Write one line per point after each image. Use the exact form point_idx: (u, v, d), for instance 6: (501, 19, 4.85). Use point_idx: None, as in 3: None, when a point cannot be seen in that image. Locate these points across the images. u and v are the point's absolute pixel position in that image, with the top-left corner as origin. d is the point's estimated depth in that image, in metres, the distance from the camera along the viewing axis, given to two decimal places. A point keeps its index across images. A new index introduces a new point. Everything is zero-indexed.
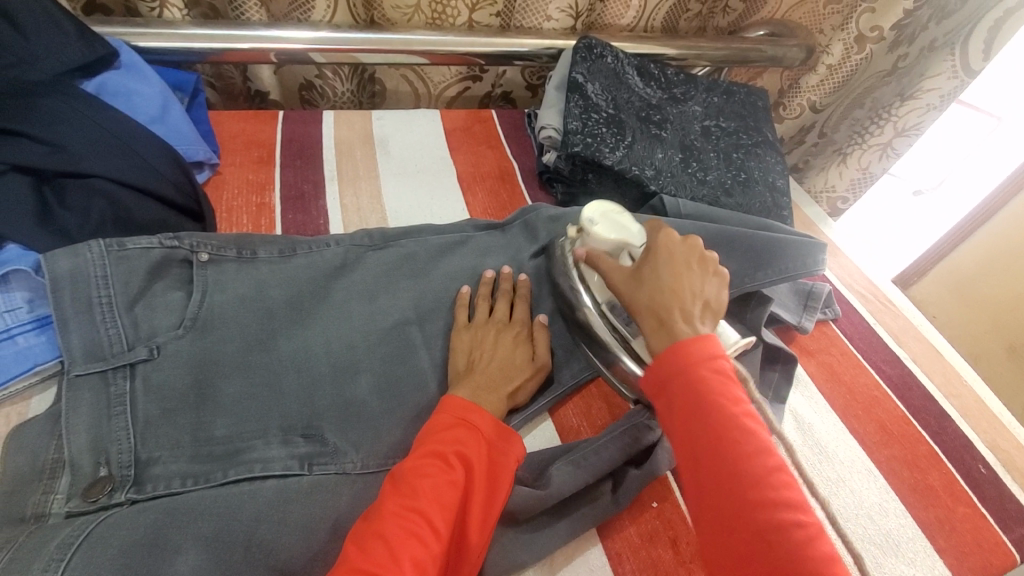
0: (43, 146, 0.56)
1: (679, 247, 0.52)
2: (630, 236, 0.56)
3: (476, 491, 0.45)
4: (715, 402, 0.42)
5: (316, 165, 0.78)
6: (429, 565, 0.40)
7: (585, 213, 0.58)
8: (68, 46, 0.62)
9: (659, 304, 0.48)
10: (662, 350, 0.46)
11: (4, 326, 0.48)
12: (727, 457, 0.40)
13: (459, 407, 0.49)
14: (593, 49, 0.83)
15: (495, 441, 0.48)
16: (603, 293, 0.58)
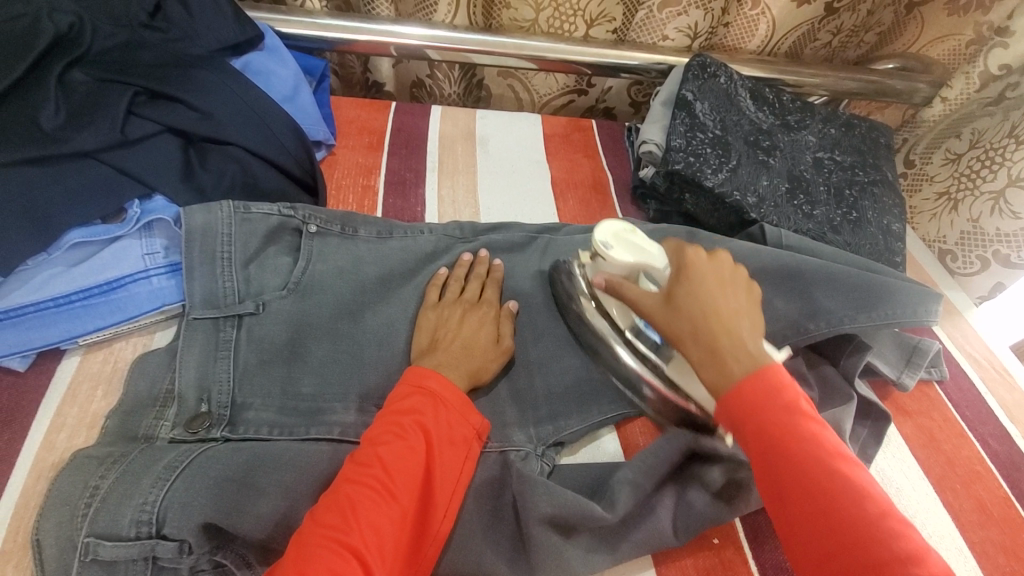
0: (195, 113, 0.62)
1: (709, 262, 0.50)
2: (649, 256, 0.54)
3: (439, 457, 0.45)
4: (777, 409, 0.41)
5: (419, 156, 0.81)
6: (388, 528, 0.40)
7: (597, 239, 0.56)
8: (225, 26, 0.70)
9: (703, 327, 0.46)
10: (720, 392, 0.44)
11: (143, 266, 0.54)
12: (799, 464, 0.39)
13: (418, 375, 0.48)
14: (707, 68, 0.82)
15: (457, 410, 0.48)
16: (626, 319, 0.57)
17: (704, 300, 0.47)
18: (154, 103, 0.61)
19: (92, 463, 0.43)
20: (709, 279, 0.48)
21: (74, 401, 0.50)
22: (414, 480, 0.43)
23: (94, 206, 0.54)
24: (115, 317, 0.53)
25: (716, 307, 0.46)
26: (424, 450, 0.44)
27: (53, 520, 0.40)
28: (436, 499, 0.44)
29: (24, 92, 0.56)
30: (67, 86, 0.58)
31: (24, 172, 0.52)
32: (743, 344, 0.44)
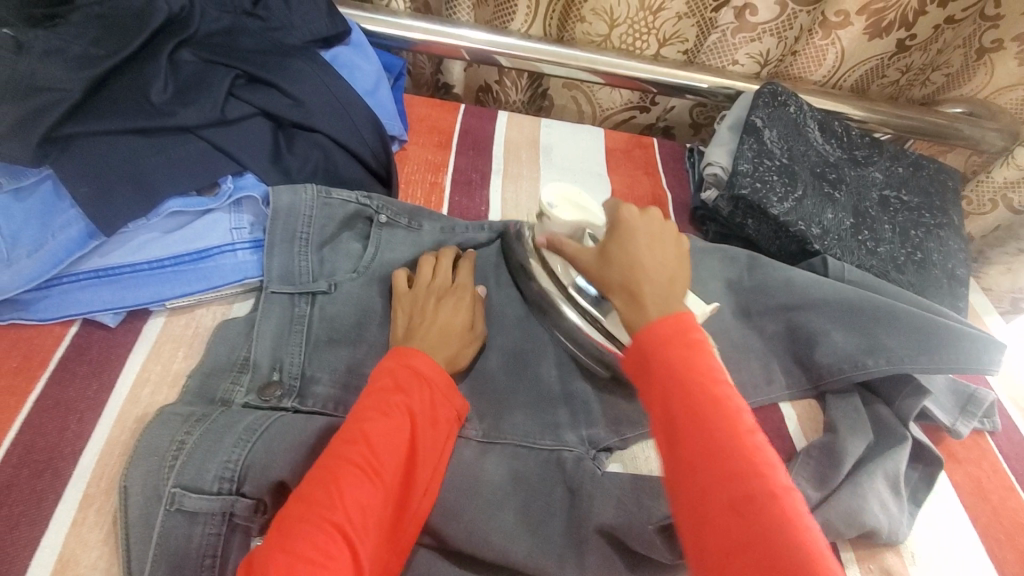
0: (288, 99, 0.65)
1: (643, 219, 0.51)
2: (589, 214, 0.59)
3: (423, 433, 0.45)
4: (700, 383, 0.39)
5: (485, 158, 0.84)
6: (373, 507, 0.40)
7: (544, 200, 0.60)
8: (318, 18, 0.73)
9: (631, 276, 0.47)
10: (637, 329, 0.44)
11: (231, 240, 0.58)
12: (703, 434, 0.37)
13: (407, 354, 0.48)
14: (778, 96, 0.82)
15: (440, 390, 0.48)
16: (569, 275, 0.60)
17: (631, 256, 0.48)
18: (252, 87, 0.64)
19: (177, 420, 0.46)
20: (640, 236, 0.50)
21: (157, 358, 0.53)
22: (399, 456, 0.43)
23: (191, 178, 0.57)
24: (200, 285, 0.56)
25: (648, 256, 0.48)
26: (408, 428, 0.44)
27: (142, 468, 0.43)
28: (417, 476, 0.44)
29: (137, 67, 0.60)
30: (175, 64, 0.62)
31: (131, 143, 0.56)
32: (664, 291, 0.46)
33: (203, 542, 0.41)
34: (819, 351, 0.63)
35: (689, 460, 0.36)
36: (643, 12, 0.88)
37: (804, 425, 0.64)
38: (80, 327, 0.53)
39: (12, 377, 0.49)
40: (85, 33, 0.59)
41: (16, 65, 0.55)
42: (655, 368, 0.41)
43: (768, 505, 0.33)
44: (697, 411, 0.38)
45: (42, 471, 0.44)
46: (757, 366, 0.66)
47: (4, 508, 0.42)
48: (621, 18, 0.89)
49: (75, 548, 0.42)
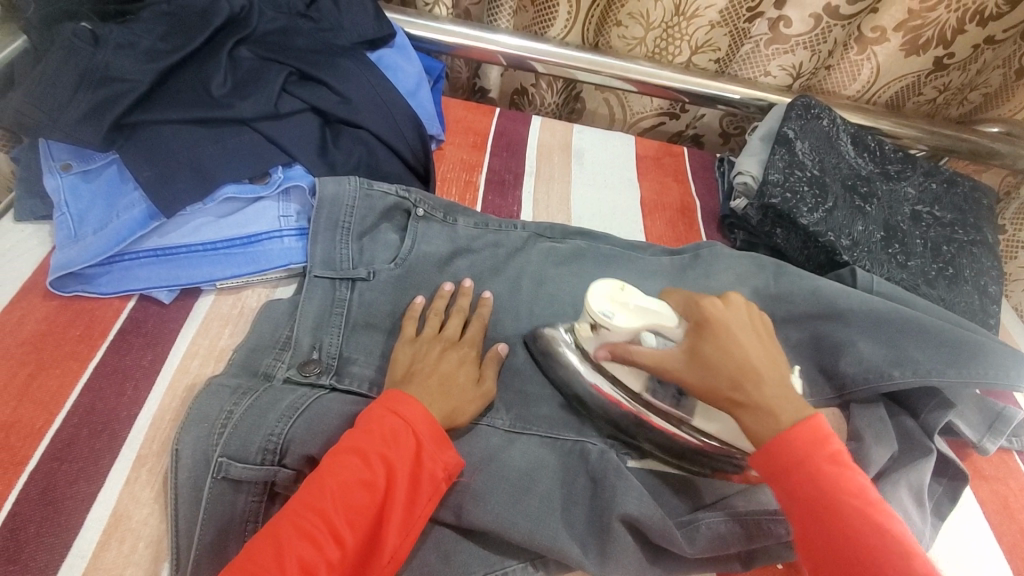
0: (337, 96, 0.69)
1: (727, 311, 0.51)
2: (658, 316, 0.52)
3: (398, 491, 0.43)
4: (846, 490, 0.43)
5: (519, 160, 0.86)
6: (319, 568, 0.39)
7: (596, 309, 0.53)
8: (366, 21, 0.76)
9: (743, 380, 0.48)
10: (764, 438, 0.46)
11: (279, 227, 0.61)
12: (840, 533, 0.42)
13: (395, 399, 0.47)
14: (811, 109, 0.83)
15: (425, 443, 0.45)
16: (636, 381, 0.55)
17: (739, 356, 0.48)
18: (304, 83, 0.68)
19: (224, 391, 0.49)
20: (734, 330, 0.50)
21: (205, 334, 0.56)
22: (362, 516, 0.42)
23: (245, 166, 0.60)
24: (248, 268, 0.60)
25: (745, 354, 0.49)
26: (379, 486, 0.43)
27: (192, 433, 0.46)
28: (384, 539, 0.42)
29: (199, 62, 0.64)
30: (234, 60, 0.66)
31: (191, 132, 0.59)
32: (773, 387, 0.48)
33: (245, 508, 0.45)
34: (844, 360, 0.64)
35: (830, 547, 0.42)
36: (676, 17, 0.89)
37: None
38: (136, 302, 0.57)
39: (75, 344, 0.52)
40: (154, 28, 0.64)
41: (92, 56, 0.59)
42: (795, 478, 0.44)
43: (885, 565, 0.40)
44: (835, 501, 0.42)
45: (100, 431, 0.48)
46: None
47: (66, 463, 0.45)
48: (656, 22, 0.90)
49: (128, 504, 0.44)
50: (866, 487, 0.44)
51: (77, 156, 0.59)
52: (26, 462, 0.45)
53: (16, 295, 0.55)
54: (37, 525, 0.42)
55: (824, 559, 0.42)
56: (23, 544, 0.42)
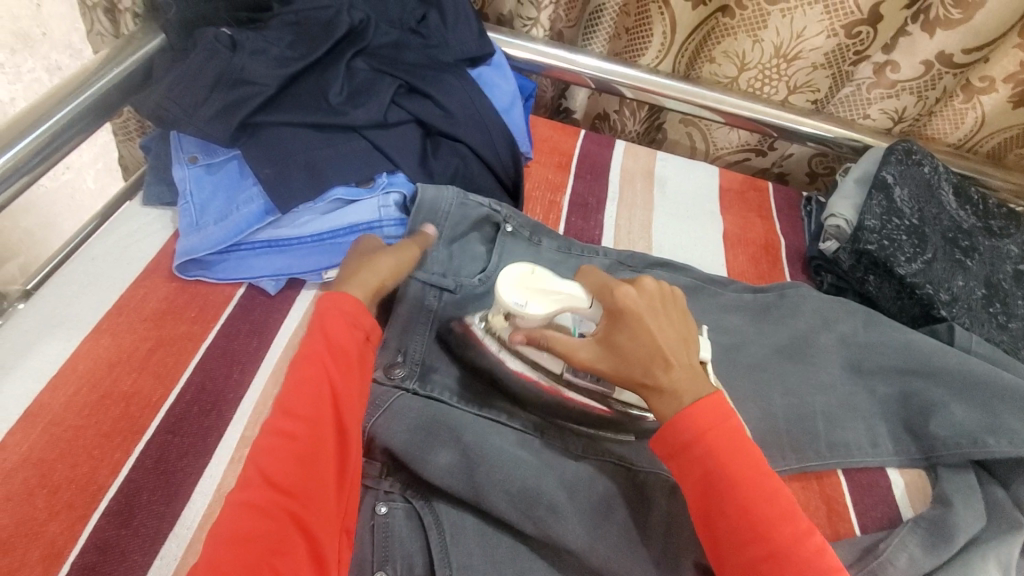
0: (439, 109, 0.71)
1: (644, 294, 0.53)
2: (572, 300, 0.53)
3: (336, 368, 0.48)
4: (726, 460, 0.46)
5: (602, 184, 0.87)
6: (303, 455, 0.43)
7: (510, 302, 0.52)
8: (471, 38, 0.79)
9: (649, 364, 0.50)
10: (666, 417, 0.49)
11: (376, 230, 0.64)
12: (747, 512, 0.45)
13: (319, 306, 0.51)
14: (912, 154, 0.80)
15: (351, 325, 0.51)
16: (557, 363, 0.56)
17: (651, 343, 0.50)
18: (410, 96, 0.71)
19: None
20: (644, 315, 0.52)
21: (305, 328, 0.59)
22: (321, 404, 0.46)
23: (353, 171, 0.63)
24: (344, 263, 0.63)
25: (658, 336, 0.51)
26: (320, 376, 0.47)
27: None
28: (346, 413, 0.46)
29: (318, 71, 0.68)
30: (350, 70, 0.70)
31: (308, 135, 0.63)
32: (691, 375, 0.50)
33: None
34: (935, 422, 0.61)
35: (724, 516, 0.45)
36: (776, 59, 0.88)
37: (912, 495, 0.60)
38: (246, 291, 0.61)
39: (190, 325, 0.56)
40: (282, 37, 0.68)
41: (229, 59, 0.64)
42: (686, 453, 0.47)
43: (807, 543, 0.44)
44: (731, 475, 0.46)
45: (210, 410, 0.51)
46: (863, 428, 0.63)
47: (178, 437, 0.49)
48: (752, 63, 0.90)
49: (231, 483, 0.47)
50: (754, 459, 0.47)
51: (204, 150, 0.64)
52: (143, 433, 0.49)
53: (140, 275, 0.59)
54: (150, 493, 0.46)
55: (749, 539, 0.44)
56: (136, 509, 0.45)
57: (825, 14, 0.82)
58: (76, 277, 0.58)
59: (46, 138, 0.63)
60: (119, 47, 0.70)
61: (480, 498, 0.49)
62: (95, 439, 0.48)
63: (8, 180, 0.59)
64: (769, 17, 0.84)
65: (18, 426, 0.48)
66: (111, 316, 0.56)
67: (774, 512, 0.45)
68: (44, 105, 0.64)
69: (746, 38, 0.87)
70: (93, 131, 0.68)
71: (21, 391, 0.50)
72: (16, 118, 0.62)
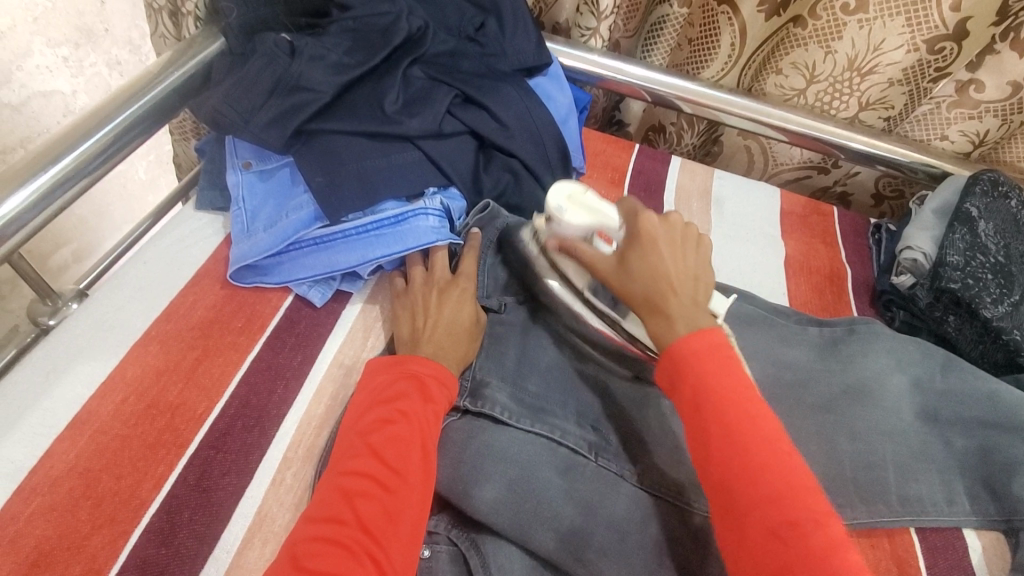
0: (495, 121, 0.69)
1: (660, 225, 0.56)
2: (602, 218, 0.57)
3: (423, 428, 0.47)
4: (717, 388, 0.46)
5: (657, 202, 0.83)
6: (377, 511, 0.42)
7: (551, 202, 0.57)
8: (528, 48, 0.76)
9: (653, 283, 0.52)
10: (665, 342, 0.50)
11: (424, 206, 0.62)
12: (735, 435, 0.44)
13: (406, 361, 0.52)
14: (998, 185, 0.74)
15: (435, 386, 0.50)
16: (581, 279, 0.60)
17: (656, 266, 0.53)
18: (466, 106, 0.69)
19: None
20: (660, 243, 0.55)
21: (351, 344, 0.58)
22: (405, 459, 0.45)
23: (405, 184, 0.62)
24: (398, 246, 0.60)
25: (669, 264, 0.53)
26: (407, 432, 0.46)
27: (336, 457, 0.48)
28: (423, 478, 0.45)
29: (375, 79, 0.67)
30: (407, 78, 0.68)
31: (362, 144, 0.62)
32: (688, 297, 0.52)
33: None
34: (1020, 483, 0.55)
35: (715, 441, 0.44)
36: (849, 72, 0.83)
37: (989, 559, 0.55)
38: (292, 301, 0.60)
39: (236, 336, 0.56)
40: (340, 43, 0.67)
41: (287, 65, 0.63)
42: (687, 381, 0.47)
43: (796, 487, 0.41)
44: (722, 401, 0.45)
45: (252, 426, 0.50)
46: (938, 483, 0.58)
47: (220, 453, 0.48)
48: (822, 74, 0.85)
49: (271, 507, 0.46)
50: (751, 393, 0.46)
51: (257, 156, 0.64)
52: (186, 447, 0.48)
53: (190, 281, 0.59)
54: (191, 512, 0.45)
55: (730, 467, 0.43)
56: (177, 529, 0.44)
57: (908, 26, 0.76)
58: (128, 281, 0.58)
59: (107, 139, 0.63)
60: (181, 49, 0.71)
61: (527, 537, 0.46)
62: (140, 451, 0.47)
63: (70, 180, 0.60)
64: (845, 26, 0.79)
65: (67, 434, 0.47)
66: (160, 323, 0.55)
67: (771, 446, 0.43)
68: (108, 108, 0.64)
69: (818, 49, 0.82)
70: (151, 133, 0.68)
71: (71, 397, 0.49)
72: (80, 119, 0.63)
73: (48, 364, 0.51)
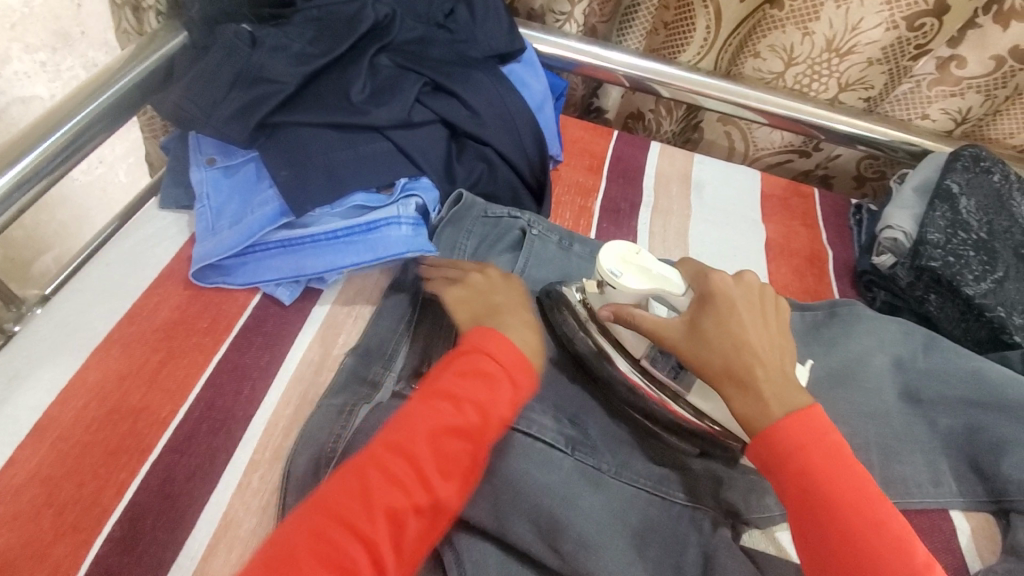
0: (466, 110, 0.67)
1: (735, 287, 0.53)
2: (662, 283, 0.52)
3: (486, 421, 0.47)
4: (825, 481, 0.43)
5: (636, 188, 0.82)
6: (414, 490, 0.43)
7: (605, 268, 0.52)
8: (500, 32, 0.74)
9: (736, 361, 0.49)
10: (754, 423, 0.46)
11: (397, 214, 0.59)
12: (853, 538, 0.42)
13: (483, 340, 0.50)
14: (980, 161, 0.74)
15: (509, 375, 0.49)
16: (640, 345, 0.55)
17: (737, 334, 0.50)
18: (436, 94, 0.67)
19: (335, 409, 0.50)
20: (736, 305, 0.51)
21: (321, 342, 0.56)
22: (458, 448, 0.45)
23: (374, 176, 0.60)
24: (368, 256, 0.58)
25: (751, 333, 0.50)
26: (472, 422, 0.46)
27: (306, 456, 0.47)
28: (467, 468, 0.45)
29: (341, 68, 0.65)
30: (374, 67, 0.66)
31: (328, 136, 0.60)
32: (776, 376, 0.48)
33: None
34: (1008, 462, 0.54)
35: (827, 543, 0.42)
36: (827, 54, 0.82)
37: (979, 542, 0.54)
38: (260, 299, 0.58)
39: (202, 336, 0.54)
40: (304, 33, 0.65)
41: (249, 56, 0.61)
42: (788, 467, 0.44)
43: None
44: (832, 503, 0.43)
45: (218, 428, 0.49)
46: (923, 464, 0.57)
47: (184, 457, 0.47)
48: (801, 57, 0.83)
49: (238, 511, 0.45)
50: (861, 482, 0.44)
51: (222, 152, 0.62)
52: (149, 452, 0.47)
53: (154, 282, 0.57)
54: (154, 519, 0.44)
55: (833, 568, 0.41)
56: (140, 536, 0.43)
57: (885, 5, 0.75)
58: (90, 283, 0.56)
59: (66, 139, 0.61)
60: (142, 45, 0.69)
61: (504, 531, 0.45)
62: (101, 457, 0.46)
63: (29, 182, 0.58)
64: (822, 7, 0.77)
65: (27, 441, 0.46)
66: (122, 326, 0.54)
67: (887, 545, 0.41)
68: (66, 106, 0.62)
69: (795, 31, 0.81)
70: (113, 132, 0.66)
71: (31, 404, 0.48)
72: (38, 119, 0.61)
73: (6, 371, 0.50)
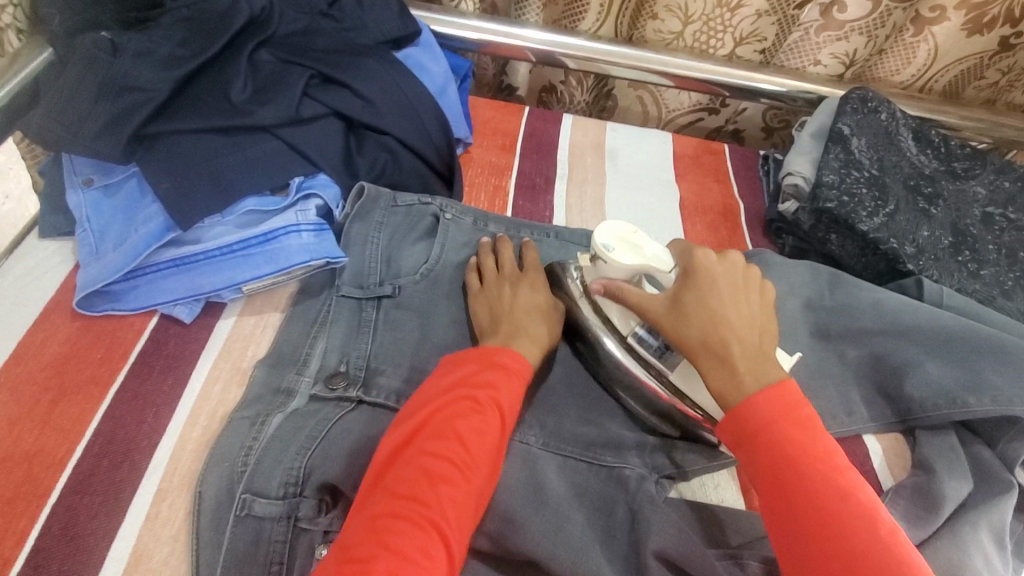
0: (360, 100, 0.65)
1: (718, 263, 0.51)
2: (649, 260, 0.51)
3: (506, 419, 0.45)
4: (796, 454, 0.42)
5: (550, 162, 0.82)
6: (455, 500, 0.40)
7: (598, 241, 0.53)
8: (389, 17, 0.72)
9: (712, 337, 0.47)
10: (728, 396, 0.45)
11: (296, 220, 0.56)
12: (819, 503, 0.40)
13: (493, 350, 0.49)
14: (867, 102, 0.77)
15: (520, 375, 0.48)
16: (627, 324, 0.54)
17: (715, 310, 0.48)
18: (325, 86, 0.65)
19: (247, 422, 0.48)
20: (720, 284, 0.50)
21: (229, 356, 0.54)
22: (487, 450, 0.43)
23: (266, 179, 0.57)
24: (268, 267, 0.55)
25: (730, 307, 0.48)
26: (495, 421, 0.45)
27: (216, 477, 0.45)
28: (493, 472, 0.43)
29: (219, 69, 0.61)
30: (255, 64, 0.63)
31: (213, 140, 0.57)
32: (753, 353, 0.46)
33: (270, 550, 0.43)
34: (910, 383, 0.57)
35: (792, 509, 0.40)
36: (720, 8, 0.83)
37: (891, 462, 0.57)
38: (158, 321, 0.55)
39: (96, 367, 0.51)
40: (173, 34, 0.61)
41: (111, 65, 0.57)
42: (759, 440, 0.43)
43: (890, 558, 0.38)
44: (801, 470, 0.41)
45: (120, 462, 0.46)
46: (836, 396, 0.60)
47: (86, 497, 0.44)
48: (695, 14, 0.85)
49: (148, 543, 0.43)
50: (833, 453, 0.43)
51: (99, 170, 0.58)
52: (47, 496, 0.44)
53: (39, 316, 0.54)
54: (57, 565, 0.41)
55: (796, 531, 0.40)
56: None
57: None
58: None
59: None
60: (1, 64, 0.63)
61: None
62: None
63: None
64: None
65: None
66: (5, 368, 0.50)
67: (857, 516, 0.39)
68: None
69: None
70: None
71: None
72: None
73: None
